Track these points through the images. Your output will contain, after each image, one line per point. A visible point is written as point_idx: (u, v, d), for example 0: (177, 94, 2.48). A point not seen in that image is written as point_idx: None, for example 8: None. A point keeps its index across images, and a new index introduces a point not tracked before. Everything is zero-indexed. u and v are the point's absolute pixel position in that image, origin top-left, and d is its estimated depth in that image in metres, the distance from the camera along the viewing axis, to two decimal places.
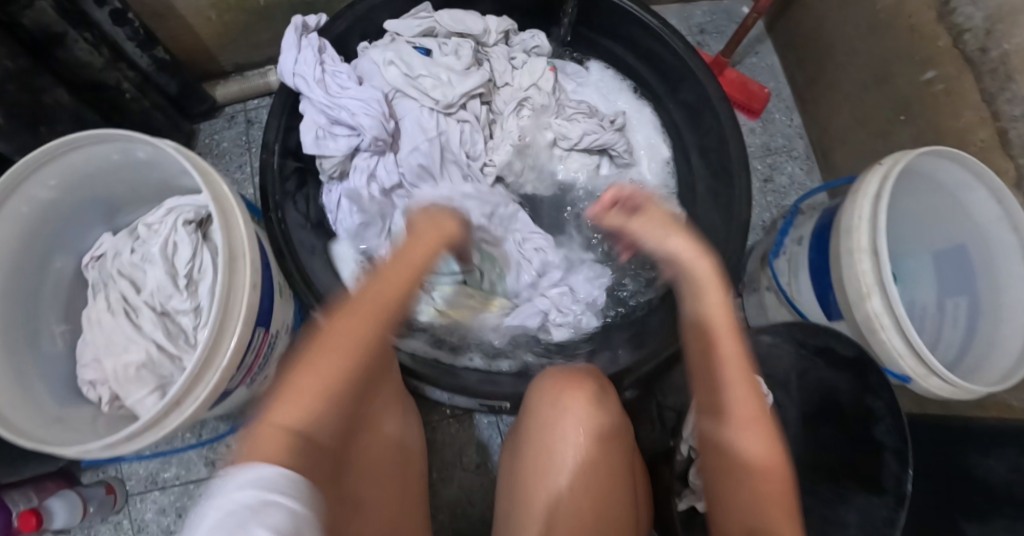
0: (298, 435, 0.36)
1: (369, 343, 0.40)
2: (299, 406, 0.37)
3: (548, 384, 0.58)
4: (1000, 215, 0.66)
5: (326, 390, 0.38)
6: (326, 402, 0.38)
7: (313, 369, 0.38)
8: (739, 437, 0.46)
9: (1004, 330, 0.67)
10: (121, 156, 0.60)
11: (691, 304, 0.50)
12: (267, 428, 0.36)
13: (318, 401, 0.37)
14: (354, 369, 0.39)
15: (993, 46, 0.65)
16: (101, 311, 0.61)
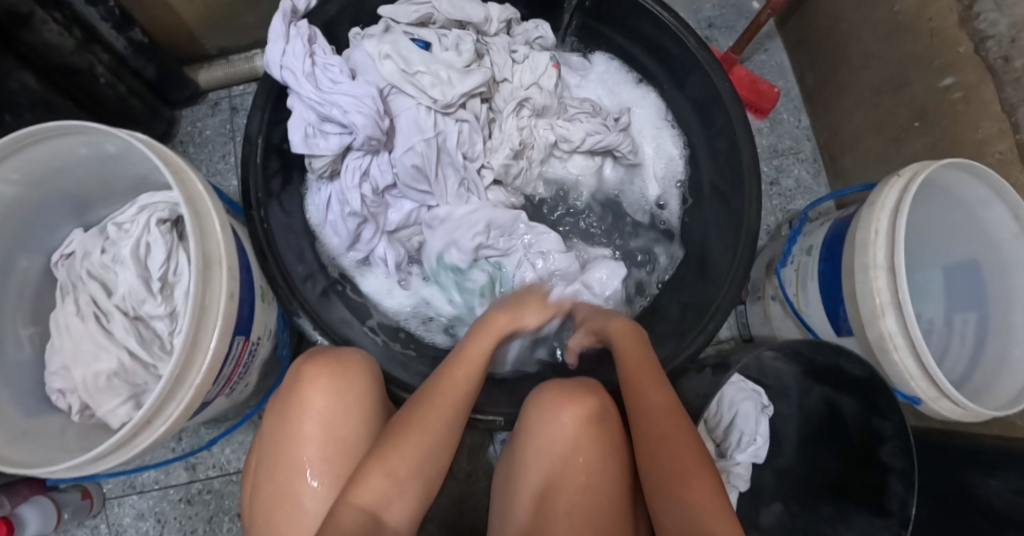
0: (372, 515, 0.44)
1: (460, 399, 0.51)
2: (381, 484, 0.45)
3: (545, 397, 0.55)
4: (1017, 232, 0.64)
5: (407, 471, 0.46)
6: (415, 476, 0.47)
7: (405, 449, 0.47)
8: (687, 509, 0.45)
9: (1015, 350, 0.65)
10: (88, 150, 0.54)
11: (631, 380, 0.55)
12: (348, 508, 0.43)
13: (408, 476, 0.46)
14: (447, 434, 0.50)
15: (1018, 55, 0.62)
16: (69, 314, 0.56)
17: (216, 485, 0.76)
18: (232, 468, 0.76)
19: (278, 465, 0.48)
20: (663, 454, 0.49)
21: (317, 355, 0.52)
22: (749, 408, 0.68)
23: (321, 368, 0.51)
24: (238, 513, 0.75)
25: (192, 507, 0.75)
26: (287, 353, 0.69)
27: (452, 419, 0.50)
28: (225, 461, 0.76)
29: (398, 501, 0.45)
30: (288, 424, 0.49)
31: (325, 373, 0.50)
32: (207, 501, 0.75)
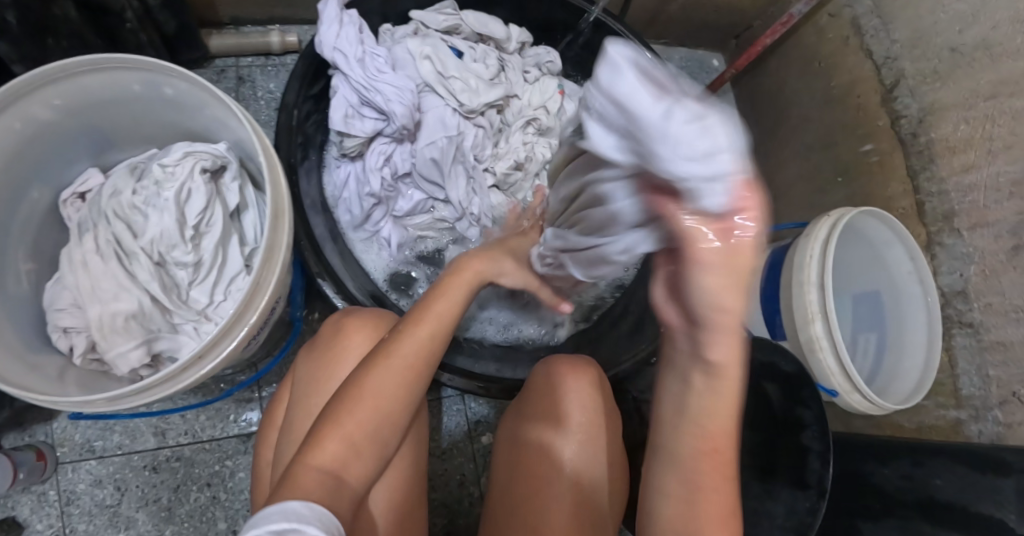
0: (331, 475, 0.42)
1: (424, 360, 0.48)
2: (339, 444, 0.43)
3: (554, 366, 0.63)
4: (912, 270, 0.80)
5: (386, 435, 0.46)
6: (370, 440, 0.45)
7: (371, 393, 0.45)
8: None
9: (905, 363, 0.81)
10: (142, 89, 0.54)
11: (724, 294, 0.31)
12: (309, 471, 0.41)
13: (367, 436, 0.45)
14: (411, 396, 0.47)
15: (923, 132, 0.80)
16: (88, 252, 0.56)
17: (186, 453, 0.73)
18: (206, 436, 0.73)
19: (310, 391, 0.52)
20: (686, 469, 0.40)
21: (358, 311, 0.57)
22: None
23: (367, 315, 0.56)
24: (208, 482, 0.72)
25: (158, 475, 0.71)
26: (299, 315, 0.68)
27: (414, 380, 0.47)
28: (199, 428, 0.73)
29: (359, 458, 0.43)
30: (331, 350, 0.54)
31: (363, 324, 0.55)
32: (175, 469, 0.72)
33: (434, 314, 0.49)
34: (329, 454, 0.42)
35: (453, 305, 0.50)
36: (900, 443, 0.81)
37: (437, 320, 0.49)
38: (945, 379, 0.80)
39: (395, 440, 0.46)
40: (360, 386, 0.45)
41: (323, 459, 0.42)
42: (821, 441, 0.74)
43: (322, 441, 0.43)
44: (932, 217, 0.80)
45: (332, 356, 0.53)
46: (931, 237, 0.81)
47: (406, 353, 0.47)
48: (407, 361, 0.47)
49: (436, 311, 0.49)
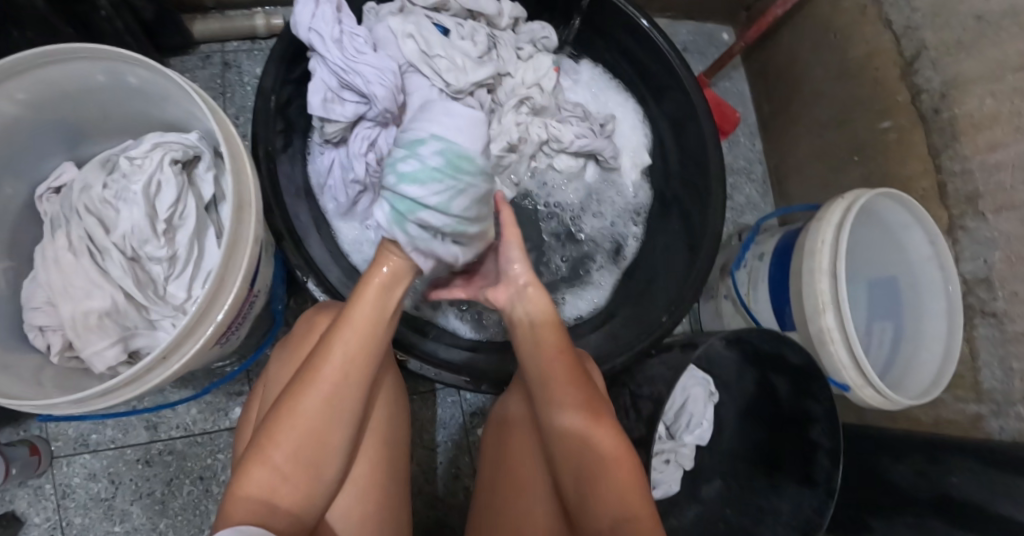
0: (261, 500, 0.43)
1: (348, 375, 0.47)
2: (265, 471, 0.44)
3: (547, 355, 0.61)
4: (931, 254, 0.75)
5: (320, 455, 0.46)
6: (301, 461, 0.45)
7: (295, 415, 0.45)
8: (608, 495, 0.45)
9: (922, 353, 0.77)
10: (107, 78, 0.53)
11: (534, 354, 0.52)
12: (237, 500, 0.43)
13: (296, 457, 0.45)
14: (343, 411, 0.47)
15: (945, 108, 0.74)
16: (60, 249, 0.54)
17: (178, 446, 0.72)
18: (197, 430, 0.73)
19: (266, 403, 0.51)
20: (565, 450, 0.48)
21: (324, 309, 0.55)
22: (700, 392, 0.80)
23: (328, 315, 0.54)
24: (200, 476, 0.72)
25: (151, 468, 0.71)
26: (281, 308, 0.67)
27: (342, 396, 0.46)
28: (190, 422, 0.73)
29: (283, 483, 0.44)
30: (289, 355, 0.53)
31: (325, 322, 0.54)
32: (168, 462, 0.71)
33: (358, 316, 0.48)
34: (255, 482, 0.44)
35: (374, 307, 0.49)
36: (917, 439, 0.76)
37: (356, 327, 0.48)
38: (965, 371, 0.76)
39: (331, 457, 0.46)
40: (285, 408, 0.45)
41: (249, 486, 0.43)
42: (829, 438, 0.72)
43: (247, 470, 0.44)
44: (955, 198, 0.75)
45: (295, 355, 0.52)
46: (954, 220, 0.76)
47: (334, 363, 0.46)
48: (334, 370, 0.46)
49: (357, 314, 0.48)
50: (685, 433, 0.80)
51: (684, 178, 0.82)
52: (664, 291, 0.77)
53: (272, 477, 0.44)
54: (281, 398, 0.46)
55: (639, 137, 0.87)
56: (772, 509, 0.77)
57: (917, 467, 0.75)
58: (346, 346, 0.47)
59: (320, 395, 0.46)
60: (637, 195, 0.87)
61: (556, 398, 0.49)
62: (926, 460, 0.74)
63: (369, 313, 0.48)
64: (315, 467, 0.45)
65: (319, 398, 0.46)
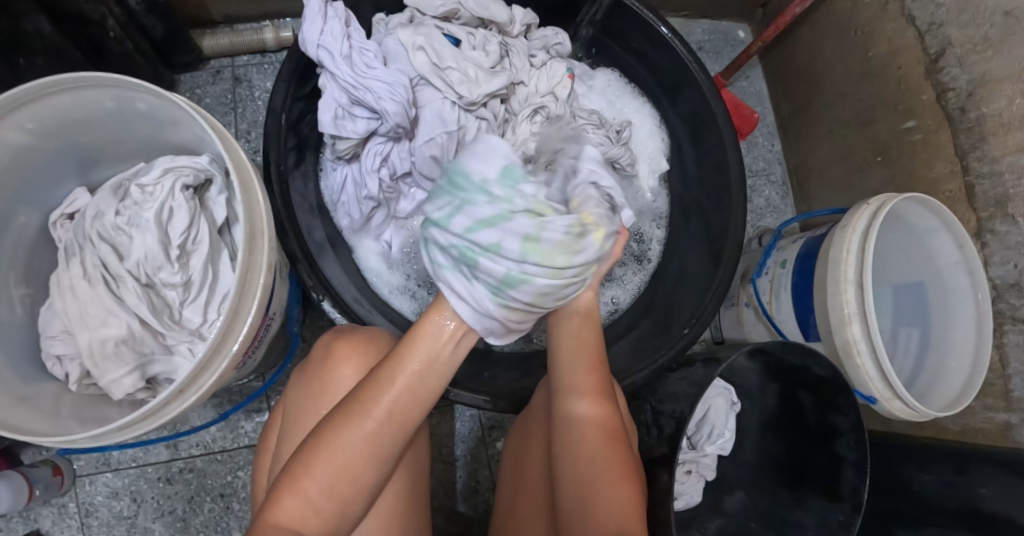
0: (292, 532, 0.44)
1: (394, 422, 0.47)
2: (298, 503, 0.45)
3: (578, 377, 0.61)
4: (958, 259, 0.73)
5: (352, 490, 0.47)
6: (334, 497, 0.46)
7: (334, 453, 0.46)
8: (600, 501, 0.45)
9: (950, 360, 0.75)
10: (115, 105, 0.52)
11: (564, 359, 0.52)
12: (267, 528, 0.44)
13: (330, 493, 0.46)
14: (380, 453, 0.48)
15: (973, 108, 0.72)
16: (75, 277, 0.54)
17: (199, 464, 0.71)
18: (218, 447, 0.71)
19: (295, 427, 0.51)
20: (577, 453, 0.48)
21: (349, 334, 0.55)
22: (720, 402, 0.79)
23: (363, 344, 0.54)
24: (222, 493, 0.71)
25: (172, 486, 0.70)
26: (297, 329, 0.66)
27: (384, 441, 0.47)
28: (211, 440, 0.71)
29: (315, 517, 0.45)
30: (320, 378, 0.53)
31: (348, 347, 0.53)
32: (188, 480, 0.70)
33: (409, 364, 0.47)
34: (288, 513, 0.45)
35: (430, 354, 0.48)
36: (945, 449, 0.75)
37: (408, 377, 0.47)
38: (995, 379, 0.74)
39: (362, 493, 0.47)
40: (322, 444, 0.46)
41: (281, 517, 0.45)
42: (856, 450, 0.70)
43: (280, 501, 0.45)
44: (983, 201, 0.73)
45: (317, 387, 0.52)
46: (982, 223, 0.73)
47: (379, 409, 0.47)
48: (379, 416, 0.47)
49: (410, 365, 0.47)
50: (707, 443, 0.80)
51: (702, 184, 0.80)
52: (682, 299, 0.76)
53: (303, 509, 0.45)
54: (321, 433, 0.47)
55: (656, 143, 0.85)
56: (796, 521, 0.75)
57: (946, 477, 0.73)
58: (396, 394, 0.47)
59: (362, 438, 0.46)
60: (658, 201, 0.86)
61: (575, 390, 0.51)
62: (955, 470, 0.72)
63: (423, 359, 0.48)
64: (346, 501, 0.47)
65: (361, 440, 0.46)
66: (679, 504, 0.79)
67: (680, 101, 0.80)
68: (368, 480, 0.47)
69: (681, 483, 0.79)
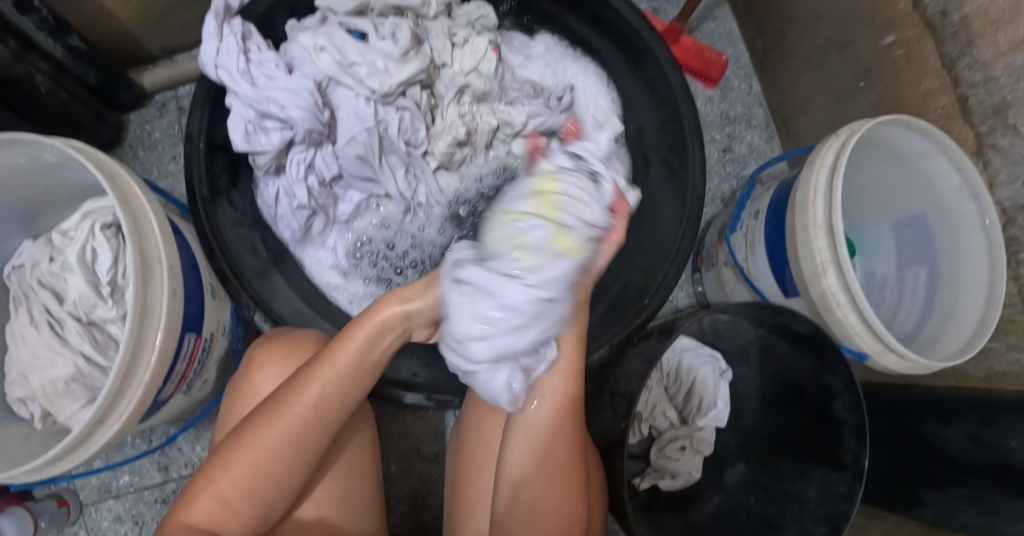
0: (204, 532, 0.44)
1: (312, 418, 0.46)
2: (212, 503, 0.45)
3: None
4: (960, 184, 0.64)
5: (271, 491, 0.46)
6: (251, 502, 0.45)
7: (251, 449, 0.45)
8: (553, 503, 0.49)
9: (963, 299, 0.66)
10: (28, 160, 0.55)
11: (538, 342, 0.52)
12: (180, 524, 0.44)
13: (246, 497, 0.45)
14: (300, 455, 0.47)
15: (954, 10, 0.62)
16: (24, 324, 0.58)
17: (190, 483, 0.74)
18: (204, 465, 0.74)
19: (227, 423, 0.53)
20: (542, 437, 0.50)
21: (278, 337, 0.55)
22: (706, 373, 0.74)
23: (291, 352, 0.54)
24: None
25: (169, 506, 0.74)
26: (242, 347, 0.68)
27: (302, 438, 0.46)
28: (198, 459, 0.74)
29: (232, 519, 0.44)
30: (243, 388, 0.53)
31: (278, 357, 0.54)
32: None
33: (341, 361, 0.48)
34: (200, 513, 0.44)
35: (360, 349, 0.48)
36: (966, 398, 0.66)
37: (338, 370, 0.48)
38: (1016, 315, 0.65)
39: (281, 492, 0.47)
40: (239, 443, 0.45)
41: (193, 516, 0.44)
42: (855, 412, 0.63)
43: (194, 499, 0.44)
44: (980, 113, 0.63)
45: (246, 394, 0.53)
46: (982, 139, 0.64)
47: (298, 406, 0.46)
48: (298, 413, 0.46)
49: (340, 358, 0.48)
50: (698, 417, 0.75)
51: (655, 142, 0.74)
52: (639, 268, 0.70)
53: (215, 510, 0.44)
54: (240, 428, 0.46)
55: (604, 104, 0.78)
56: (798, 495, 0.69)
57: (970, 430, 0.64)
58: (323, 386, 0.47)
59: (280, 433, 0.45)
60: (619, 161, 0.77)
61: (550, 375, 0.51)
62: (978, 421, 0.64)
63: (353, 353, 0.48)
64: (262, 500, 0.46)
65: (279, 437, 0.45)
66: (677, 482, 0.74)
67: (622, 58, 0.74)
68: (290, 475, 0.47)
69: (674, 460, 0.74)
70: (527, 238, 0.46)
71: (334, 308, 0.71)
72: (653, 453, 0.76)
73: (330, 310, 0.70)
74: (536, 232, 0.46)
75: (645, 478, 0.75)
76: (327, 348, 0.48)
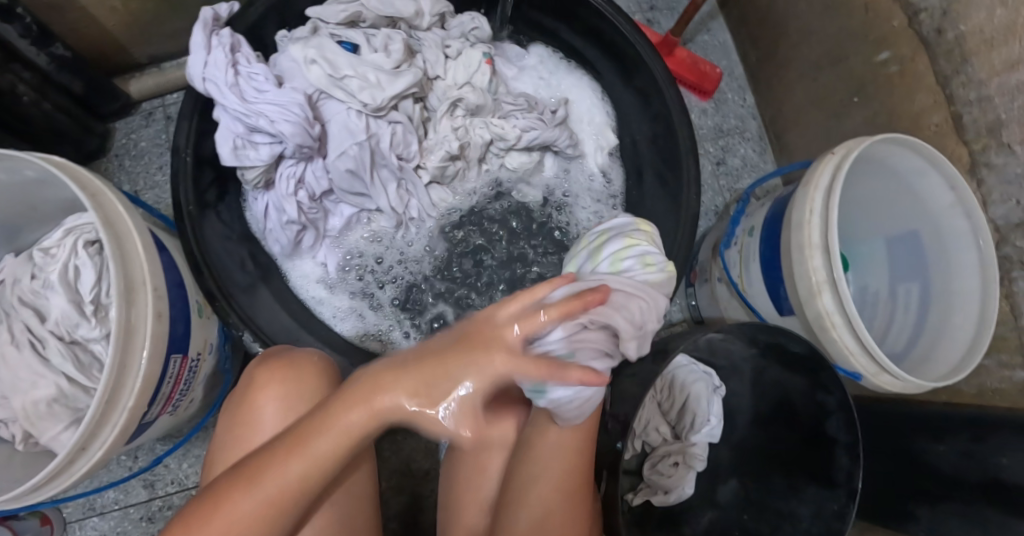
0: None
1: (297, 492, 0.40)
2: None
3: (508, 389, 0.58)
4: (953, 202, 0.64)
5: None
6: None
7: (229, 520, 0.39)
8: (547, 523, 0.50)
9: (955, 317, 0.66)
10: (8, 175, 0.53)
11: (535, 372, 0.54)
12: None
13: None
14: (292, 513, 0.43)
15: (949, 28, 0.62)
16: (4, 343, 0.56)
17: (176, 501, 0.73)
18: (191, 483, 0.73)
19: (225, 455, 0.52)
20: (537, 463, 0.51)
21: (272, 358, 0.55)
22: (700, 389, 0.74)
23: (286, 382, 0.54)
24: None
25: (154, 524, 0.72)
26: (229, 366, 0.67)
27: (284, 513, 0.40)
28: (184, 476, 0.73)
29: None
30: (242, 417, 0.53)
31: (277, 380, 0.54)
32: (168, 518, 0.72)
33: (342, 431, 0.40)
34: None
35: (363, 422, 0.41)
36: (958, 415, 0.66)
37: (335, 443, 0.41)
38: (1009, 333, 0.65)
39: None
40: (214, 512, 0.39)
41: None
42: (848, 430, 0.63)
43: None
44: (974, 131, 0.63)
45: (246, 415, 0.53)
46: (976, 157, 0.64)
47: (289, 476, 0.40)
48: (289, 483, 0.40)
49: (345, 427, 0.41)
50: (691, 433, 0.74)
51: (649, 157, 0.73)
52: None
53: None
54: (217, 493, 0.40)
55: (599, 117, 0.77)
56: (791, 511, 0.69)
57: (962, 448, 0.64)
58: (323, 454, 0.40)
59: (264, 503, 0.39)
60: (612, 175, 0.77)
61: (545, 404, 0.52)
62: (970, 439, 0.64)
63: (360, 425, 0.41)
64: None
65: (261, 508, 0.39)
66: (671, 498, 0.73)
67: (617, 71, 0.73)
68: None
69: (666, 476, 0.74)
70: (649, 257, 0.50)
71: (324, 324, 0.70)
72: (646, 469, 0.75)
73: (320, 327, 0.69)
74: (636, 260, 0.50)
75: (638, 494, 0.74)
76: (327, 412, 0.41)
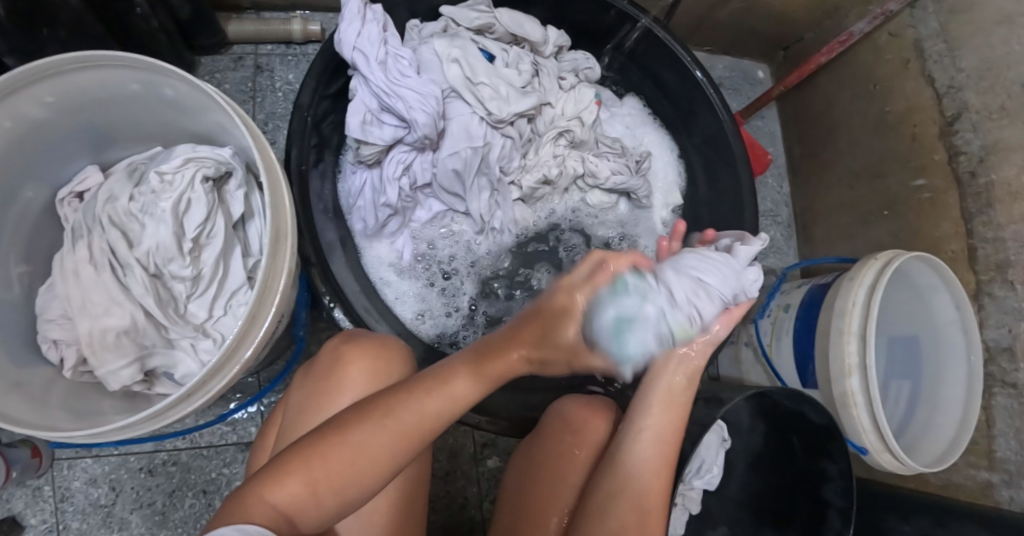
0: (280, 515, 0.37)
1: (428, 431, 0.41)
2: (301, 488, 0.38)
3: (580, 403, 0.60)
4: (954, 319, 0.74)
5: (354, 494, 0.40)
6: (336, 494, 0.39)
7: (355, 447, 0.39)
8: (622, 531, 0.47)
9: (938, 417, 0.76)
10: (141, 88, 0.51)
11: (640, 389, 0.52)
12: (261, 503, 0.37)
13: (336, 489, 0.39)
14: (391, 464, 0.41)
15: (982, 173, 0.72)
16: (81, 260, 0.53)
17: (183, 458, 0.68)
18: (204, 442, 0.69)
19: (303, 414, 0.49)
20: (625, 472, 0.49)
21: (357, 338, 0.53)
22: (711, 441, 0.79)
23: (371, 348, 0.52)
24: (204, 489, 0.68)
25: (153, 478, 0.67)
26: (301, 332, 0.65)
27: (405, 451, 0.41)
28: (197, 434, 0.69)
29: (314, 509, 0.39)
30: (325, 379, 0.51)
31: (365, 351, 0.52)
32: (171, 473, 0.68)
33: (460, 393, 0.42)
34: (289, 495, 0.38)
35: (476, 390, 0.43)
36: (926, 501, 0.76)
37: (456, 401, 0.42)
38: (980, 438, 0.75)
39: (363, 497, 0.41)
40: (346, 431, 0.40)
41: (279, 495, 0.37)
42: (843, 498, 0.70)
43: (287, 471, 0.38)
44: (984, 264, 0.73)
45: (332, 378, 0.50)
46: (981, 285, 0.74)
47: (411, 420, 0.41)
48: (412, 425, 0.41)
49: (459, 391, 0.42)
50: (694, 478, 0.80)
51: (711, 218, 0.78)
52: None
53: (301, 495, 0.38)
54: (351, 416, 0.41)
55: (672, 176, 0.83)
56: None
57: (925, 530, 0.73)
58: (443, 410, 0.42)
59: (393, 435, 0.40)
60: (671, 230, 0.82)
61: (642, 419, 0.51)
62: (934, 522, 0.72)
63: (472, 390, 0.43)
64: (349, 499, 0.40)
65: (391, 439, 0.40)
66: None
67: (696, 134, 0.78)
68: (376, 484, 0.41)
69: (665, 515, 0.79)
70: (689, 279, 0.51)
71: (388, 308, 0.69)
72: None
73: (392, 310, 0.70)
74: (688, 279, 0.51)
75: None
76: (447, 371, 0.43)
